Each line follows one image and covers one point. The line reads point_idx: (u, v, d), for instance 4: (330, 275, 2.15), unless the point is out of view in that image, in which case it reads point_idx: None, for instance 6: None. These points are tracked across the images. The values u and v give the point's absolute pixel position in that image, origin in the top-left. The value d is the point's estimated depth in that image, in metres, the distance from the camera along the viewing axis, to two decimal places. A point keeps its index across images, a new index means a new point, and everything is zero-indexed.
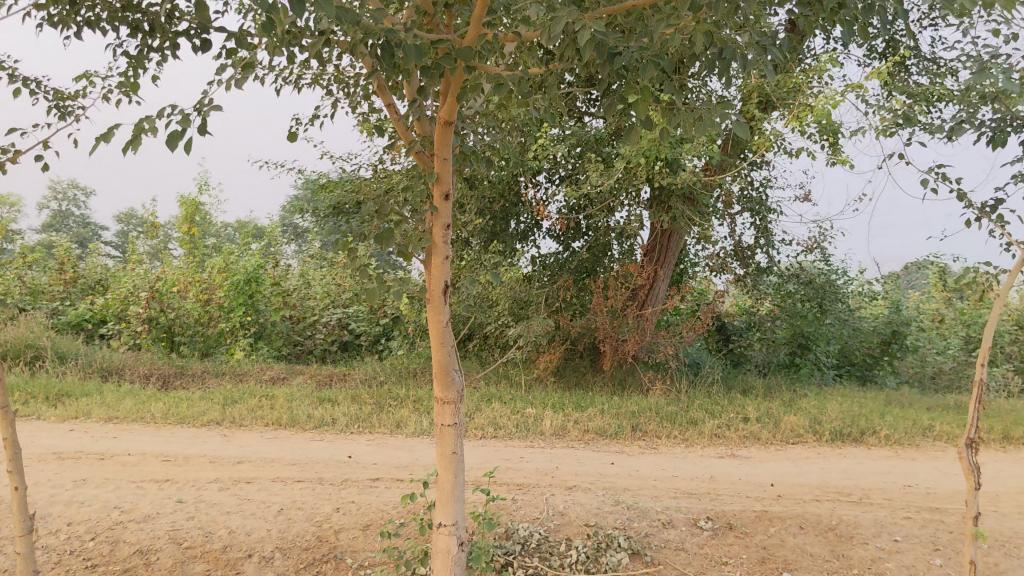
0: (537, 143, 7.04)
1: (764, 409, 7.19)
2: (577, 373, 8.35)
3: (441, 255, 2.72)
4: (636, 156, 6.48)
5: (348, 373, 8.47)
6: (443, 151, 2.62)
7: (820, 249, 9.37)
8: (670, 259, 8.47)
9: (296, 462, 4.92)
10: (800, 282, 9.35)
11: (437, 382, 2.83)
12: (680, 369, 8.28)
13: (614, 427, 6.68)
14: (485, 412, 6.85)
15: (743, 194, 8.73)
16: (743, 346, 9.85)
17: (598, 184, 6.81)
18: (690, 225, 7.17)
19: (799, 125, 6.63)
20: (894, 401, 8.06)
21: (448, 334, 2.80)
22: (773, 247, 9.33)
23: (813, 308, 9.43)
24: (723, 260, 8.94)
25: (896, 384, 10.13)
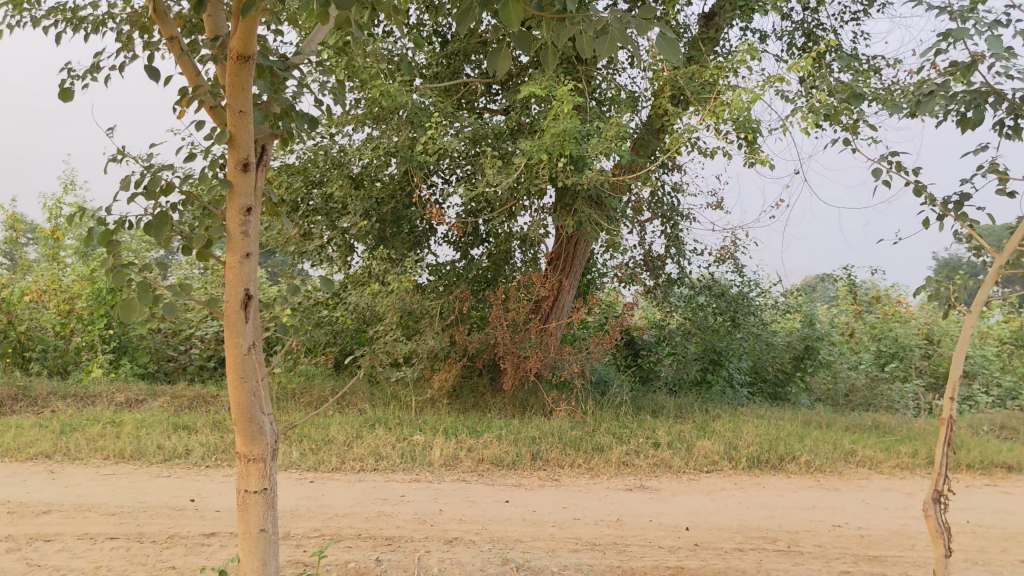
0: (429, 136, 6.24)
1: (676, 433, 6.57)
2: (475, 394, 7.60)
3: (240, 252, 2.08)
4: (538, 152, 5.79)
5: (217, 394, 7.54)
6: (240, 103, 2.04)
7: (732, 259, 8.87)
8: (576, 268, 7.83)
9: (120, 512, 4.04)
10: (712, 294, 8.87)
11: (238, 433, 2.17)
12: (586, 389, 7.63)
13: (511, 455, 5.96)
14: (366, 440, 6.05)
15: (652, 200, 8.17)
16: (652, 362, 9.23)
17: (496, 183, 6.09)
18: (598, 232, 6.52)
19: (714, 120, 5.99)
20: (812, 422, 7.58)
21: (253, 365, 2.14)
22: (684, 257, 8.80)
23: (725, 322, 8.95)
24: (632, 270, 8.44)
25: (810, 402, 9.64)
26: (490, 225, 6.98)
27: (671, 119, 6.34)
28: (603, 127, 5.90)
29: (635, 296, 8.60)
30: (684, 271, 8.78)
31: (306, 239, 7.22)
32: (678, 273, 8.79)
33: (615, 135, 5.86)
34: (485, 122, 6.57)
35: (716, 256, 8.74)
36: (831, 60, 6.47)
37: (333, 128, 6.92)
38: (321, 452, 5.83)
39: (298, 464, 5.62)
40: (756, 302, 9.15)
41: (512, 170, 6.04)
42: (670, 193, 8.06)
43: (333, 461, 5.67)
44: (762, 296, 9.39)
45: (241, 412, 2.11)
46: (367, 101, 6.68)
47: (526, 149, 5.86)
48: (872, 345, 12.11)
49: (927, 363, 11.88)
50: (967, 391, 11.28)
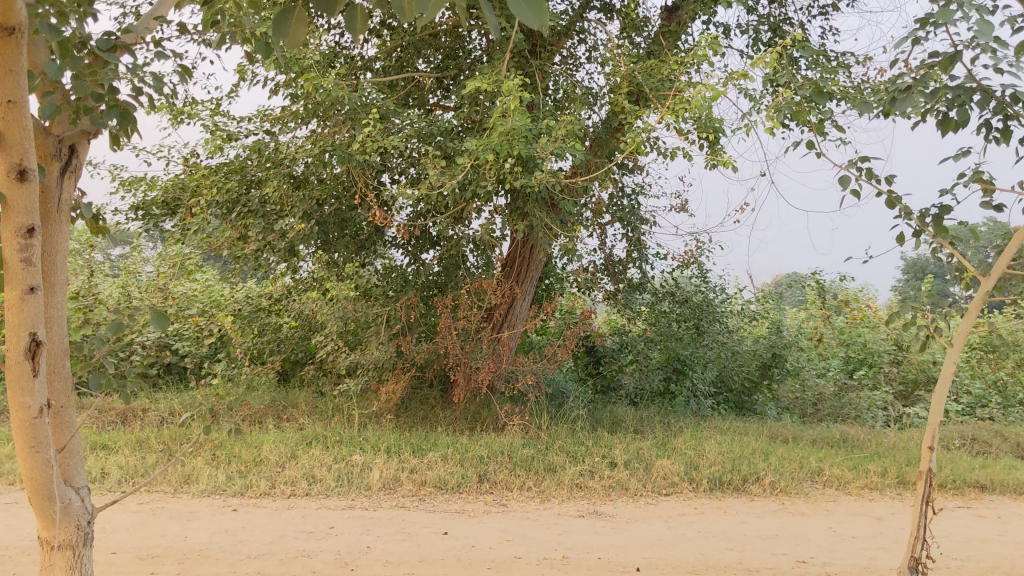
0: (370, 132, 5.78)
1: (634, 451, 6.20)
2: (425, 406, 7.20)
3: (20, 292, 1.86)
4: (484, 152, 5.39)
5: (149, 406, 7.06)
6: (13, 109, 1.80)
7: (697, 264, 8.52)
8: (532, 274, 7.45)
9: (0, 558, 3.60)
10: (676, 300, 8.51)
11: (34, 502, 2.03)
12: (541, 402, 7.24)
13: (456, 477, 5.55)
14: (300, 461, 5.61)
15: (612, 202, 7.81)
16: (614, 369, 8.75)
17: (442, 184, 5.69)
18: (551, 238, 6.14)
19: (673, 120, 5.62)
20: (777, 436, 7.25)
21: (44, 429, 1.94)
22: (647, 261, 8.46)
23: (689, 330, 8.58)
24: (592, 276, 8.12)
25: (777, 412, 9.32)
26: (439, 230, 6.57)
27: (628, 117, 5.96)
28: (555, 125, 5.51)
29: (597, 302, 8.27)
30: (646, 276, 8.42)
31: (243, 242, 6.78)
32: (640, 278, 8.43)
33: (569, 135, 5.47)
34: (431, 118, 6.17)
35: (680, 261, 8.40)
36: (797, 57, 6.13)
37: (271, 124, 6.49)
38: (250, 475, 5.39)
39: (222, 489, 5.17)
40: (721, 309, 8.81)
41: (459, 171, 5.64)
42: (631, 195, 7.69)
43: (261, 485, 5.23)
44: (728, 302, 9.05)
45: (32, 484, 1.96)
46: (303, 96, 6.24)
47: (472, 148, 5.46)
48: (840, 351, 11.93)
49: (896, 369, 11.65)
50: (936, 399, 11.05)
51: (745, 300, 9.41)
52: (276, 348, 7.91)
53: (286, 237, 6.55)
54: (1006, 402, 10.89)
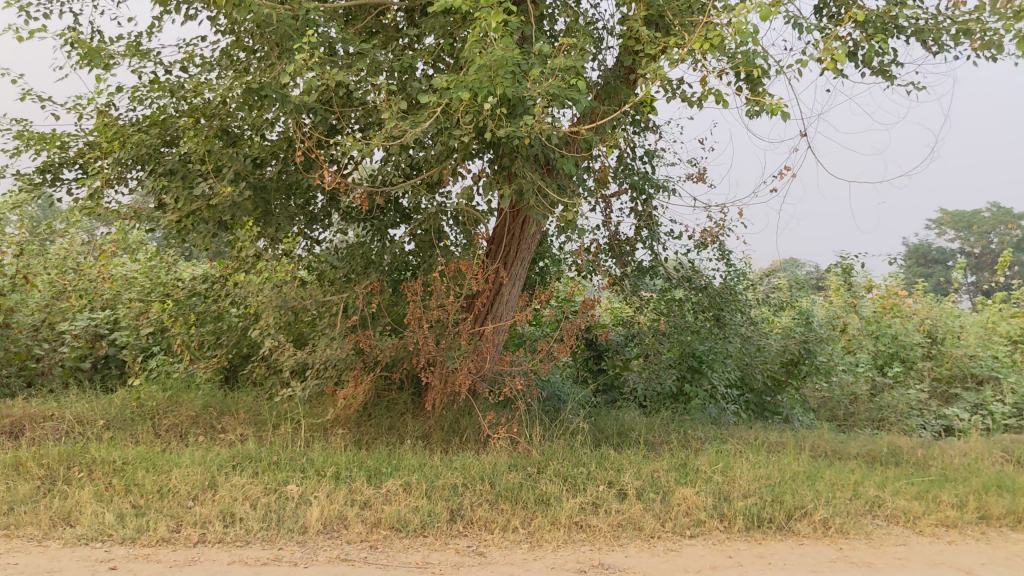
0: (313, 68, 4.53)
1: (647, 477, 4.94)
2: (394, 415, 5.98)
3: None
4: (456, 91, 4.10)
5: (54, 412, 5.81)
6: None
7: (717, 244, 7.26)
8: (524, 255, 6.17)
9: None
10: (692, 287, 7.27)
11: None
12: (533, 409, 5.99)
13: (420, 515, 4.29)
14: (217, 493, 4.37)
15: (620, 167, 6.55)
16: (619, 367, 7.53)
17: (401, 135, 4.42)
18: (542, 208, 4.89)
19: (703, 52, 4.34)
20: (818, 454, 5.97)
21: None
22: (658, 241, 7.21)
23: (708, 322, 7.31)
24: (594, 258, 6.87)
25: (806, 416, 8.06)
26: (406, 198, 5.32)
27: (644, 53, 4.68)
28: (551, 57, 4.23)
29: (599, 288, 7.02)
30: (657, 258, 7.19)
31: (164, 211, 5.53)
32: (651, 260, 7.22)
33: (570, 70, 4.19)
34: (394, 54, 4.90)
35: (698, 240, 7.13)
36: None
37: (197, 65, 5.24)
38: (148, 514, 4.14)
39: (107, 535, 3.91)
40: (744, 298, 7.53)
41: (421, 120, 4.41)
42: (641, 160, 6.44)
43: (160, 528, 3.97)
44: (752, 289, 7.79)
45: None
46: (233, 27, 4.99)
47: (440, 86, 4.18)
48: (868, 343, 10.73)
49: (929, 364, 10.56)
50: (977, 398, 9.82)
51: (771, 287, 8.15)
52: (217, 341, 6.67)
53: (218, 207, 5.31)
54: None
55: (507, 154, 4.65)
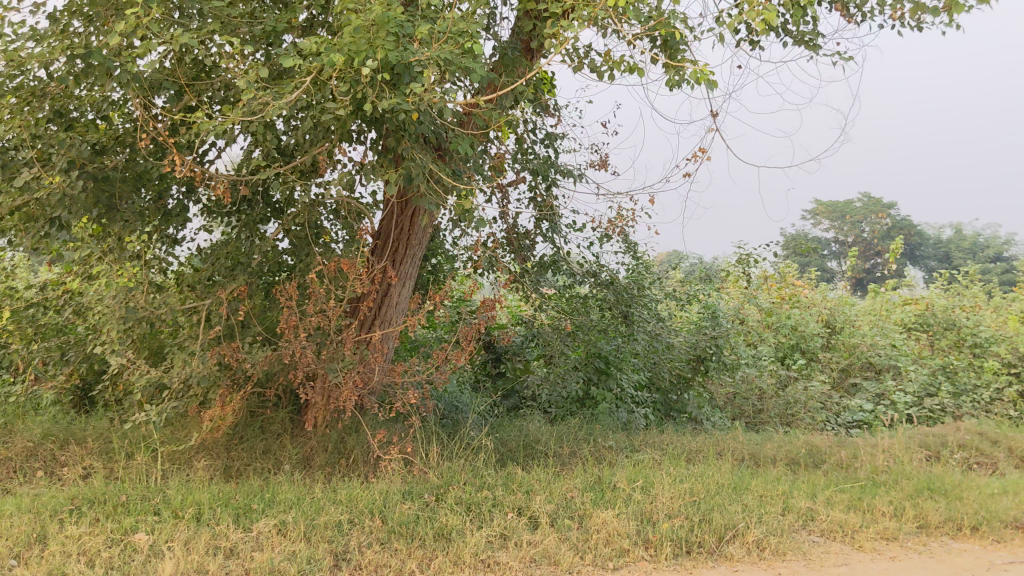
0: (153, 28, 3.79)
1: (560, 499, 4.37)
2: (269, 438, 5.26)
3: None
4: (329, 56, 3.43)
5: None
6: None
7: (622, 236, 6.75)
8: (415, 251, 5.52)
9: None
10: (598, 282, 6.76)
11: None
12: (428, 424, 5.36)
13: (298, 562, 3.59)
14: (46, 549, 3.58)
15: (519, 151, 6.01)
16: (520, 370, 6.96)
17: (264, 110, 3.71)
18: (434, 196, 4.24)
19: (616, 14, 3.78)
20: (738, 461, 5.52)
21: None
22: (560, 233, 6.68)
23: (615, 320, 6.80)
24: (493, 253, 6.26)
25: (715, 416, 7.67)
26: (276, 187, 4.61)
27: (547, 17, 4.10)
28: (441, 17, 3.59)
29: (497, 286, 6.44)
30: (559, 252, 6.66)
31: None
32: (552, 254, 6.67)
33: (462, 32, 3.56)
34: (254, 14, 4.19)
35: (602, 231, 6.63)
36: None
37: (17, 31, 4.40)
38: None
39: None
40: (650, 294, 7.04)
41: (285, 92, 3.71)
42: (541, 144, 5.89)
43: None
44: (658, 284, 7.33)
45: None
46: None
47: (307, 49, 3.50)
48: (769, 336, 10.50)
49: (829, 354, 10.41)
50: (879, 388, 9.67)
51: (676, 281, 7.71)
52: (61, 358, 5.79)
53: (48, 200, 4.49)
54: (957, 389, 9.58)
55: (392, 132, 3.99)
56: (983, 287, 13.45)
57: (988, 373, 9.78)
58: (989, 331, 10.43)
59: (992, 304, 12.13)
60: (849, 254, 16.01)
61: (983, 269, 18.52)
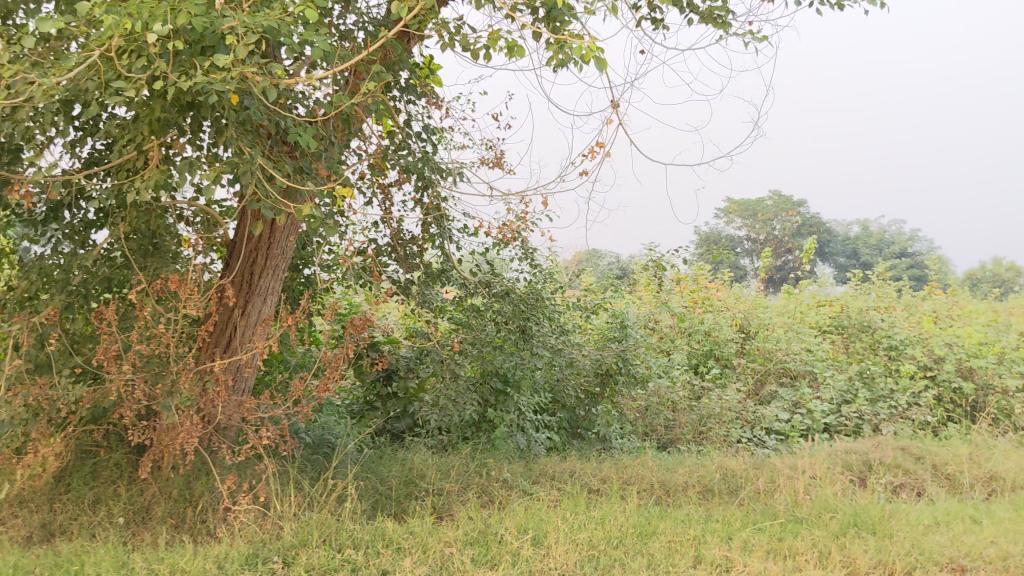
0: None
1: (434, 560, 3.67)
2: (102, 485, 4.45)
3: None
4: (113, 24, 2.68)
5: None
6: None
7: (520, 239, 6.01)
8: (276, 262, 4.75)
9: None
10: (492, 293, 6.00)
11: None
12: (290, 464, 4.60)
13: None
14: None
15: (392, 148, 5.40)
16: (411, 393, 6.26)
17: (41, 93, 2.93)
18: (274, 202, 3.50)
19: None
20: (645, 496, 4.90)
21: None
22: (451, 238, 5.91)
23: (513, 334, 6.03)
24: (376, 263, 5.72)
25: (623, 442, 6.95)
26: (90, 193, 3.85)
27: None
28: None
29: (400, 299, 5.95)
30: (449, 260, 5.93)
31: None
32: (441, 262, 5.99)
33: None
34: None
35: (496, 236, 5.87)
36: None
37: None
38: None
39: None
40: (552, 304, 6.27)
41: (69, 71, 2.98)
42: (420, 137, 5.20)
43: None
44: (557, 292, 6.66)
45: None
46: None
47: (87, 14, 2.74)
48: (683, 343, 9.98)
49: (743, 359, 9.95)
50: (795, 396, 9.22)
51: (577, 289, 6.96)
52: None
53: None
54: (874, 394, 9.17)
55: (215, 121, 3.25)
56: (896, 285, 13.19)
57: (905, 378, 9.35)
58: (904, 333, 10.01)
59: (905, 304, 11.80)
60: (763, 252, 15.67)
61: (893, 266, 18.39)
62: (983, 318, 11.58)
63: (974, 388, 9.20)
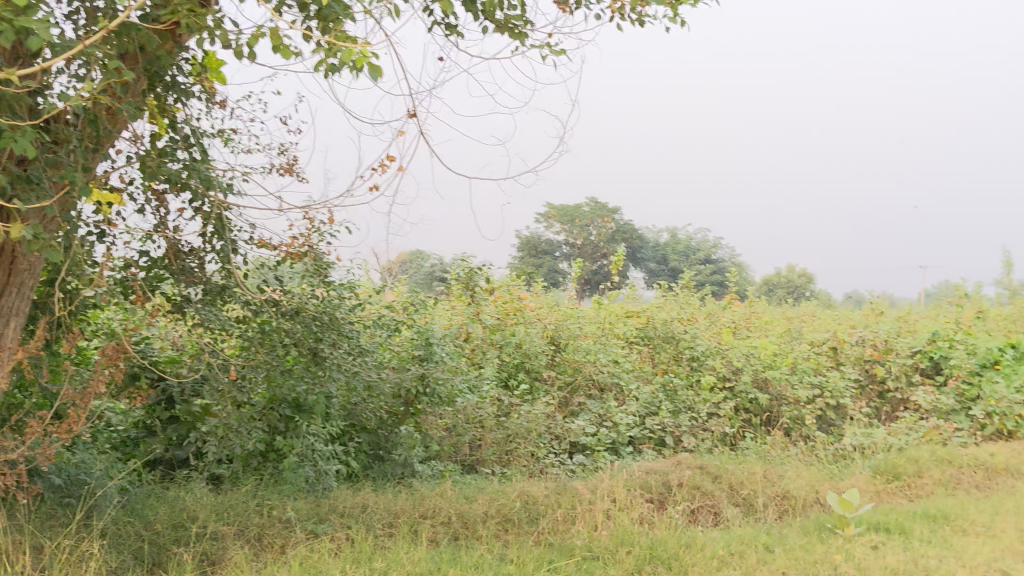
0: None
1: None
2: None
3: None
4: None
5: None
6: None
7: (314, 253, 5.54)
8: (21, 282, 4.16)
9: None
10: (282, 313, 5.52)
11: None
12: (28, 517, 4.00)
13: None
14: None
15: (158, 153, 4.79)
16: (194, 417, 5.73)
17: None
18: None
19: None
20: (440, 535, 4.60)
21: None
22: (235, 253, 5.35)
23: (305, 358, 5.59)
24: (151, 278, 5.26)
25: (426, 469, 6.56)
26: None
27: None
28: None
29: (183, 328, 5.65)
30: (232, 276, 5.37)
31: None
32: (222, 276, 5.42)
33: None
34: None
35: (285, 251, 5.36)
36: None
37: None
38: None
39: None
40: (347, 325, 5.87)
41: None
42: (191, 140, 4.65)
43: None
44: (353, 304, 6.26)
45: None
46: None
47: None
48: (494, 356, 9.73)
49: (554, 373, 9.89)
50: (602, 409, 9.17)
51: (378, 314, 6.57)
52: None
53: None
54: (677, 406, 9.29)
55: None
56: (700, 295, 13.57)
57: (706, 390, 9.54)
58: (705, 345, 10.23)
59: (707, 314, 12.10)
60: (577, 262, 15.80)
61: (696, 273, 19.04)
62: (777, 329, 12.08)
63: (769, 399, 9.51)
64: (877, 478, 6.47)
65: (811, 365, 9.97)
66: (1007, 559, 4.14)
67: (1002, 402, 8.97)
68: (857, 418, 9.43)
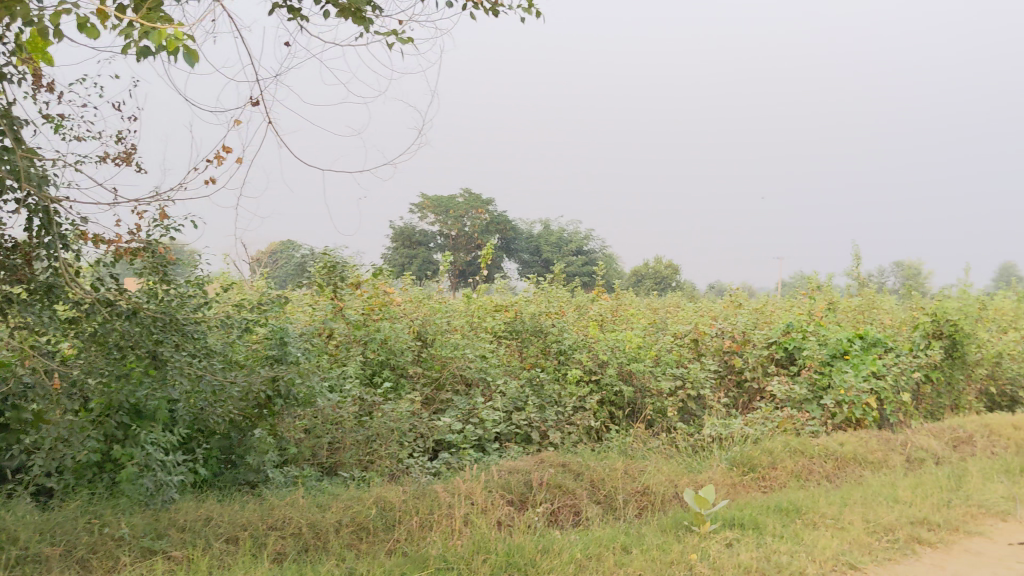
0: None
1: None
2: None
3: None
4: None
5: None
6: None
7: (149, 248, 5.25)
8: None
9: None
10: (119, 315, 5.09)
11: None
12: None
13: None
14: None
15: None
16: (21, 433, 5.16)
17: None
18: None
19: None
20: (288, 549, 4.36)
21: None
22: (64, 251, 4.97)
23: (145, 363, 5.19)
24: None
25: (279, 475, 6.19)
26: None
27: None
28: None
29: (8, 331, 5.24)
30: (62, 276, 4.98)
31: None
32: (51, 275, 5.01)
33: None
34: None
35: (118, 247, 5.04)
36: None
37: None
38: None
39: None
40: (189, 324, 5.48)
41: None
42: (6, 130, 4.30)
43: None
44: (196, 300, 5.95)
45: None
46: None
47: None
48: (359, 351, 9.40)
49: (420, 370, 9.68)
50: (469, 406, 8.84)
51: (228, 318, 6.20)
52: None
53: None
54: (542, 401, 9.24)
55: None
56: (569, 287, 13.64)
57: (571, 383, 9.54)
58: (572, 338, 10.22)
59: (575, 307, 12.11)
60: (449, 254, 15.63)
61: (568, 264, 19.16)
62: (642, 320, 12.25)
63: (633, 391, 9.61)
64: (734, 470, 6.57)
65: (673, 357, 10.11)
66: (853, 552, 4.23)
67: (851, 391, 9.31)
68: (716, 408, 9.62)
